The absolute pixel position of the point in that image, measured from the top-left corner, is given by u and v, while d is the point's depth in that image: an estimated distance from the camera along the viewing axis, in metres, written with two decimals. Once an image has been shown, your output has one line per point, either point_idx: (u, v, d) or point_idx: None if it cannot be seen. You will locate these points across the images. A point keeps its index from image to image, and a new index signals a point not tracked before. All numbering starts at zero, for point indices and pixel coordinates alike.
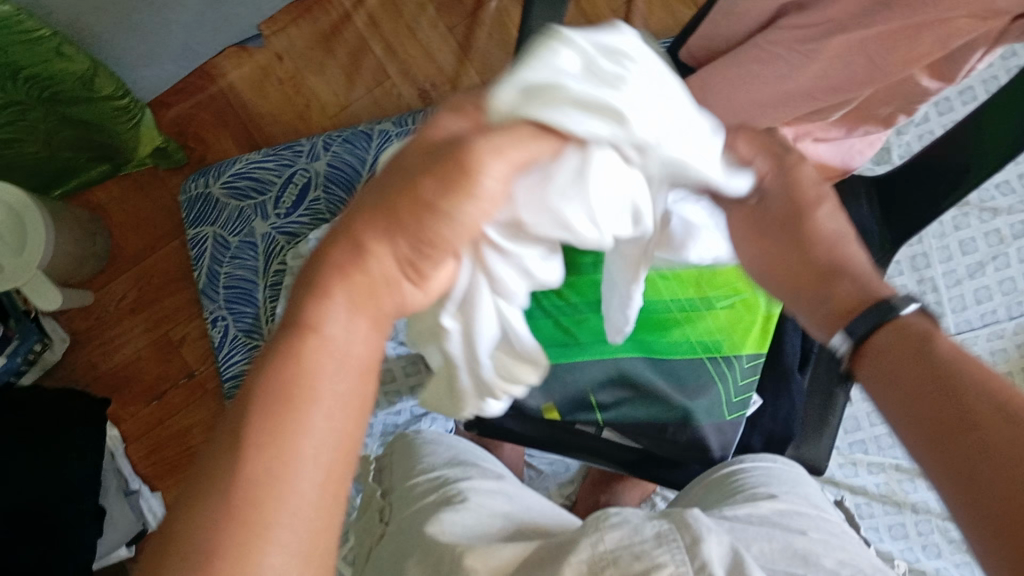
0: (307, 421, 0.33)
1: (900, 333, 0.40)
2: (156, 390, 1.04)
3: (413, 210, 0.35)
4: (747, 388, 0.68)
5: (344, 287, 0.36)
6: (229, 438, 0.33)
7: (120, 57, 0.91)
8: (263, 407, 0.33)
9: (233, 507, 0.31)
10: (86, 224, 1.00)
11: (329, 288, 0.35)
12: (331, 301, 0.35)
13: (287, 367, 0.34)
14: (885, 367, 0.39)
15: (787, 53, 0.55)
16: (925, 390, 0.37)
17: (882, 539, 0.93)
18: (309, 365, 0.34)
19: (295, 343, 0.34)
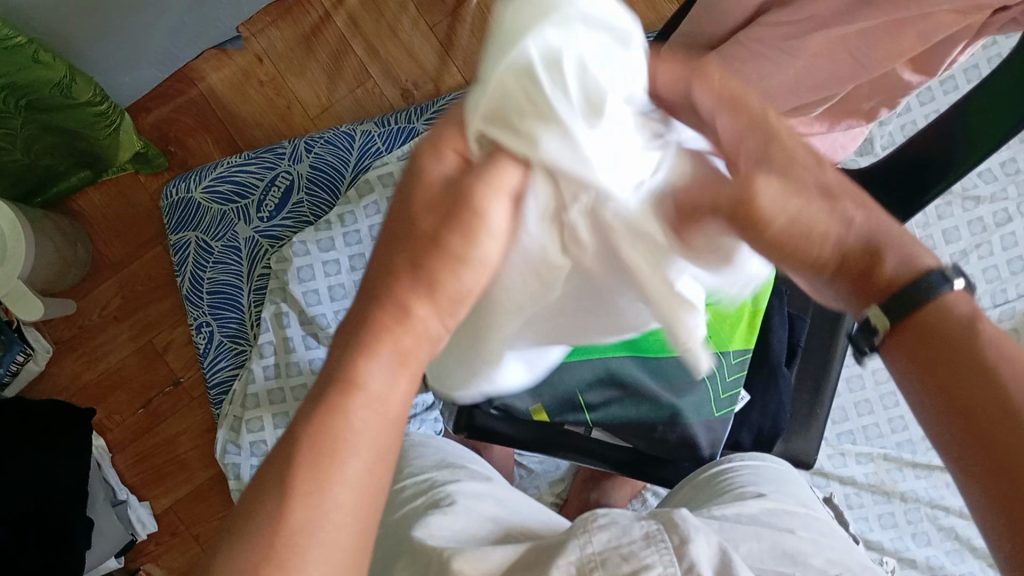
0: (346, 470, 0.34)
1: (943, 325, 0.36)
2: (142, 398, 1.03)
3: (441, 266, 0.35)
4: (735, 384, 0.69)
5: (391, 338, 0.35)
6: (275, 478, 0.34)
7: (96, 63, 0.90)
8: (305, 453, 0.34)
9: (274, 547, 0.33)
10: (67, 232, 0.99)
11: (375, 346, 0.35)
12: (378, 357, 0.35)
13: (323, 421, 0.34)
14: (922, 362, 0.36)
15: (769, 49, 0.55)
16: (984, 407, 0.34)
17: (870, 530, 0.93)
18: (351, 419, 0.34)
19: (341, 397, 0.34)
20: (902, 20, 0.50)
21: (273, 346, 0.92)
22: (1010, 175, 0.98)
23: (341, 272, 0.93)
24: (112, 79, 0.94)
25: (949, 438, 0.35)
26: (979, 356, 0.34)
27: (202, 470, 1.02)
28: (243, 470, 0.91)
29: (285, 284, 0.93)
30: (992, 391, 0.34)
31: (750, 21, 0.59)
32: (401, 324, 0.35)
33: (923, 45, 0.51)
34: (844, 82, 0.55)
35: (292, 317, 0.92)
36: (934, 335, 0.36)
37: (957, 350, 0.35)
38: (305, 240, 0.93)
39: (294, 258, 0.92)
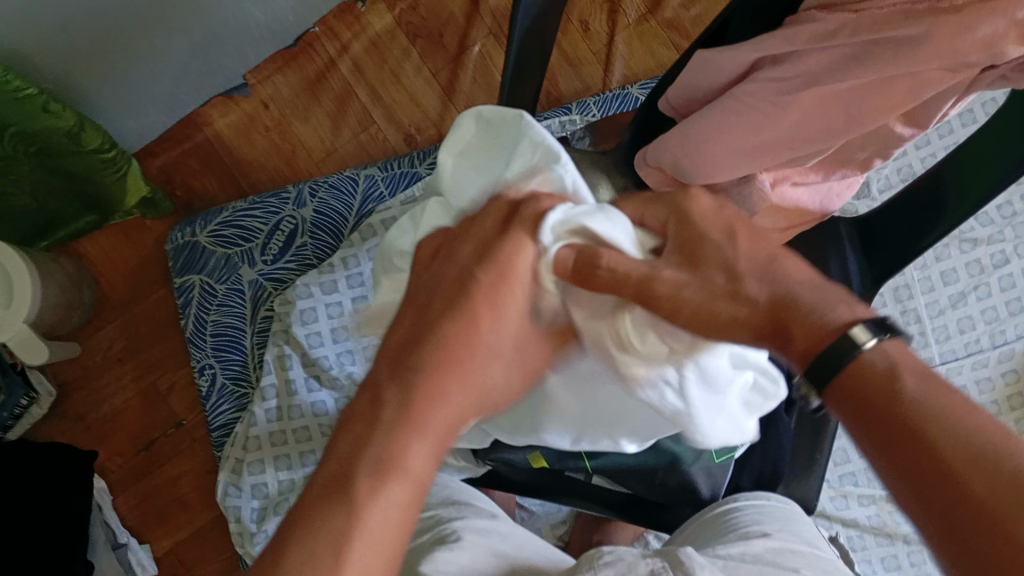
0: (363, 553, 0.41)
1: (866, 375, 0.41)
2: (144, 439, 1.04)
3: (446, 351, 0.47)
4: (733, 432, 0.68)
5: (421, 431, 0.45)
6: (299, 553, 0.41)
7: (105, 111, 0.91)
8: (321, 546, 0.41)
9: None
10: (73, 275, 1.00)
11: (409, 437, 0.44)
12: (410, 443, 0.44)
13: (365, 494, 0.42)
14: (858, 403, 0.41)
15: (763, 104, 0.57)
16: (903, 443, 0.39)
17: (874, 572, 0.94)
18: (368, 510, 0.42)
19: (377, 484, 0.43)
20: (893, 77, 0.52)
21: (275, 389, 0.92)
22: (1006, 218, 0.99)
23: (343, 313, 0.94)
24: (121, 125, 0.96)
25: (888, 473, 0.40)
26: (896, 399, 0.40)
27: (205, 511, 1.03)
28: (244, 513, 0.91)
29: (288, 326, 0.94)
30: (913, 423, 0.39)
31: (744, 75, 0.60)
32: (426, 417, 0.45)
33: (914, 101, 0.53)
34: (837, 135, 0.56)
35: (295, 359, 0.93)
36: (860, 387, 0.41)
37: (876, 391, 0.41)
38: (308, 282, 0.94)
39: (297, 300, 0.93)
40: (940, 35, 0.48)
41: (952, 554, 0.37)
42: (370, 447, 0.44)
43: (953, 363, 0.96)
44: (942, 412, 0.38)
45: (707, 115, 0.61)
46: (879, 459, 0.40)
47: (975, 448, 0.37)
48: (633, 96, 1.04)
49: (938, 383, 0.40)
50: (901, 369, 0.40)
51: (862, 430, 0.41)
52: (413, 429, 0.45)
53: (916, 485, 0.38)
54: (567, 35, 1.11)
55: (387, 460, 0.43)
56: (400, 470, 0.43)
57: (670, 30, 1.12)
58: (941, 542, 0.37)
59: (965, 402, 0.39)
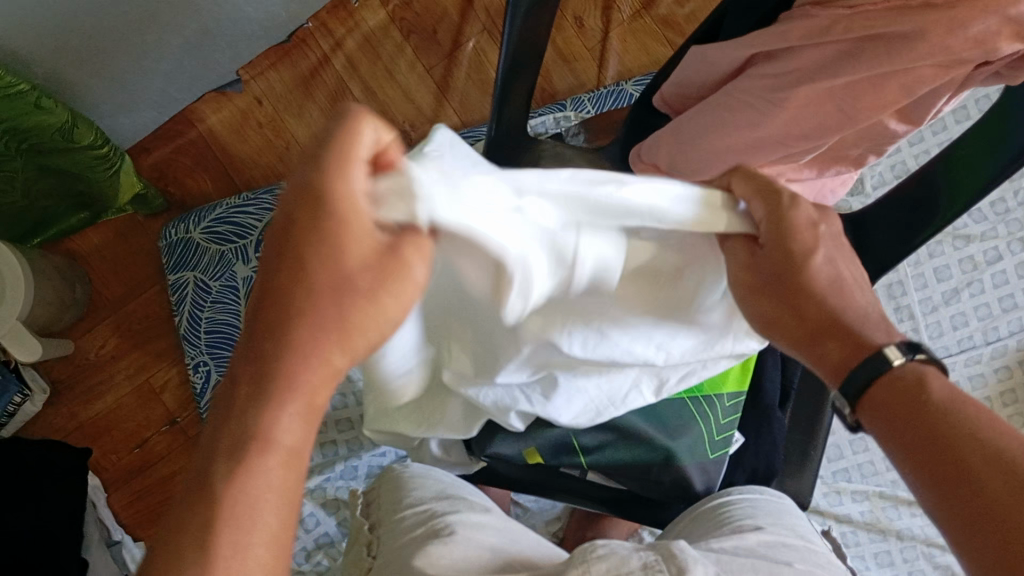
0: (254, 517, 0.39)
1: (899, 386, 0.43)
2: (138, 437, 1.04)
3: (357, 318, 0.38)
4: (729, 426, 0.69)
5: (295, 392, 0.39)
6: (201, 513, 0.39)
7: (97, 106, 0.91)
8: (217, 509, 0.39)
9: (212, 518, 0.39)
10: (65, 272, 0.99)
11: (282, 402, 0.39)
12: (282, 410, 0.39)
13: (226, 472, 0.39)
14: (891, 416, 0.43)
15: (758, 101, 0.57)
16: (936, 451, 0.41)
17: (867, 568, 0.94)
18: (259, 471, 0.39)
19: (253, 453, 0.39)
20: (887, 73, 0.52)
21: None
22: (999, 215, 0.99)
23: None
24: (113, 121, 0.95)
25: (916, 479, 0.42)
26: (929, 408, 0.42)
27: (199, 509, 1.03)
28: None
29: None
30: (944, 430, 0.41)
31: (739, 71, 0.60)
32: (303, 380, 0.39)
33: (907, 97, 0.53)
34: (831, 131, 0.56)
35: None
36: (895, 396, 0.43)
37: (909, 400, 0.43)
38: None
39: None
40: (934, 32, 0.48)
41: (967, 547, 0.39)
42: (246, 418, 0.39)
43: (946, 360, 0.97)
44: (967, 421, 0.41)
45: (701, 112, 0.61)
46: (907, 466, 0.42)
47: (1006, 455, 0.40)
48: (628, 93, 1.04)
49: (963, 394, 0.43)
50: (929, 381, 0.43)
51: (893, 439, 0.43)
52: (283, 388, 0.39)
53: (944, 487, 0.41)
54: (561, 32, 1.11)
55: (265, 431, 0.39)
56: (273, 441, 0.39)
57: (665, 27, 1.12)
58: (967, 547, 0.39)
59: (991, 415, 0.42)
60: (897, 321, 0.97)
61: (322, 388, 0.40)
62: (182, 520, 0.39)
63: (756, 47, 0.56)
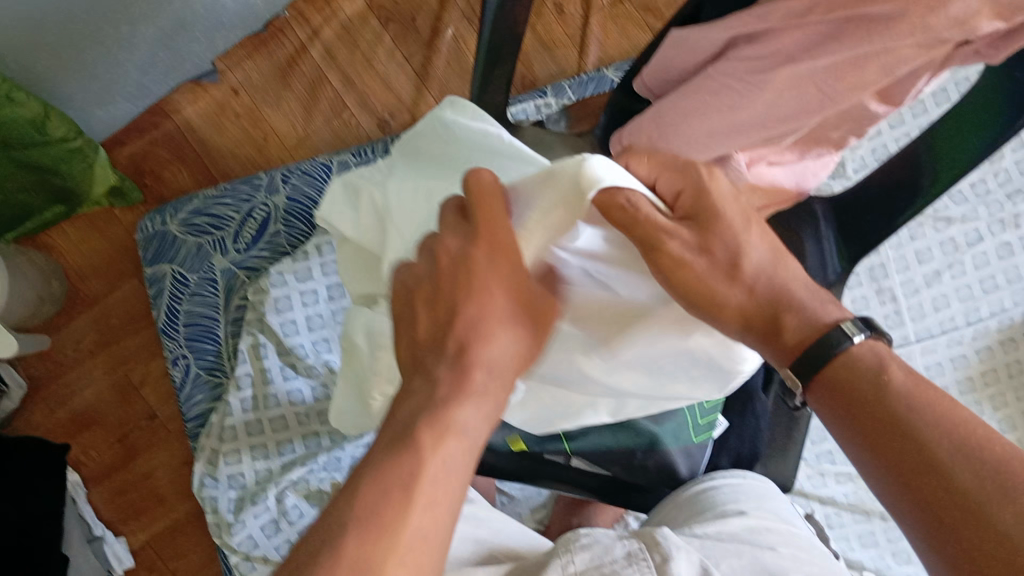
0: (416, 523, 0.41)
1: (857, 378, 0.45)
2: (119, 432, 1.03)
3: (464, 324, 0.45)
4: (712, 410, 0.68)
5: (462, 405, 0.44)
6: (354, 519, 0.41)
7: (70, 98, 0.89)
8: (388, 516, 0.40)
9: (365, 526, 0.40)
10: (41, 267, 0.98)
11: (441, 414, 0.43)
12: (466, 403, 0.44)
13: (383, 472, 0.42)
14: (840, 400, 0.46)
15: (740, 84, 0.57)
16: (891, 434, 0.43)
17: (851, 548, 0.95)
18: (428, 470, 0.42)
19: (425, 451, 0.42)
20: (868, 54, 0.51)
21: (250, 378, 0.91)
22: (979, 196, 1.00)
23: (317, 301, 0.93)
24: (88, 113, 0.94)
25: (876, 462, 0.44)
26: (883, 397, 0.44)
27: (183, 503, 1.02)
28: (221, 503, 0.89)
29: (262, 315, 0.92)
30: (896, 416, 0.43)
31: (719, 54, 0.60)
32: (462, 390, 0.44)
33: (888, 78, 0.53)
34: (813, 113, 0.56)
35: (269, 348, 0.92)
36: (848, 382, 0.45)
37: (862, 387, 0.45)
38: (282, 271, 0.93)
39: (271, 289, 0.92)
40: (915, 11, 0.48)
41: (916, 519, 0.42)
42: (416, 420, 0.43)
43: (927, 342, 0.97)
44: (924, 408, 0.43)
45: (682, 96, 0.60)
46: (860, 445, 0.45)
47: (967, 444, 0.41)
48: (609, 79, 1.04)
49: (920, 382, 0.45)
50: (890, 372, 0.45)
51: (842, 420, 0.46)
52: (464, 387, 0.44)
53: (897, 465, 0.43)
54: (541, 19, 1.10)
55: (443, 419, 0.43)
56: (450, 427, 0.43)
57: (645, 14, 1.12)
58: (921, 533, 0.42)
59: (952, 401, 0.44)
60: (879, 304, 0.98)
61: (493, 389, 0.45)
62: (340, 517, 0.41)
63: (736, 29, 0.56)
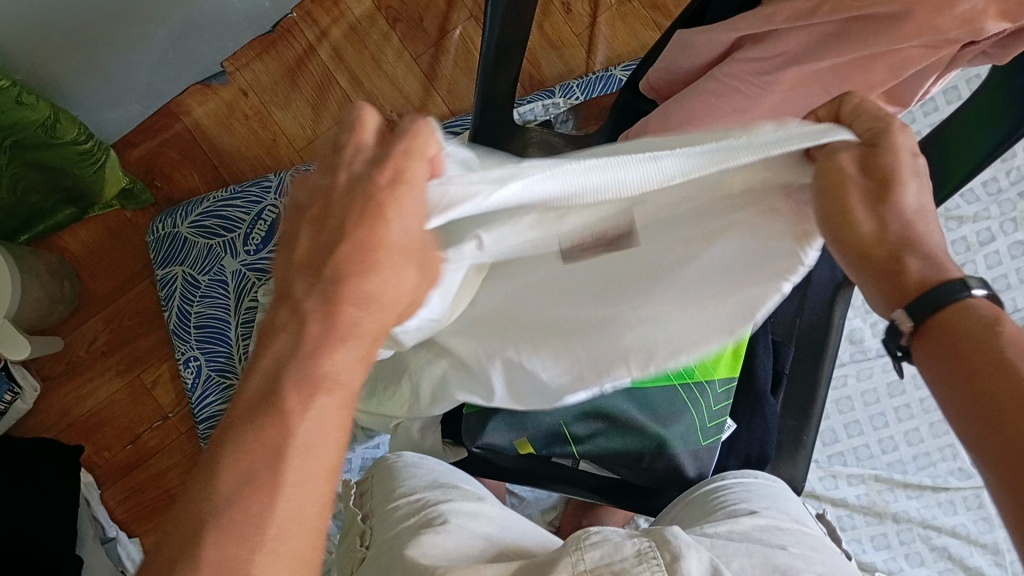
0: (299, 472, 0.38)
1: (965, 317, 0.39)
2: (131, 433, 1.03)
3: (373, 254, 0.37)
4: (721, 413, 0.68)
5: (355, 334, 0.39)
6: (236, 475, 0.37)
7: (82, 101, 0.90)
8: (251, 464, 0.38)
9: (242, 510, 0.37)
10: (54, 269, 0.99)
11: (334, 345, 0.38)
12: (337, 349, 0.38)
13: (282, 410, 0.38)
14: (947, 352, 0.39)
15: (746, 86, 0.55)
16: (997, 390, 0.37)
17: (864, 551, 0.94)
18: (307, 417, 0.38)
19: (302, 402, 0.38)
20: (874, 56, 0.51)
21: None
22: (991, 195, 0.99)
23: None
24: (99, 115, 0.94)
25: (969, 422, 0.38)
26: (996, 345, 0.38)
27: None
28: None
29: None
30: (1006, 367, 0.37)
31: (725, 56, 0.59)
32: (362, 324, 0.39)
33: (895, 78, 0.52)
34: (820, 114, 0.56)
35: None
36: (958, 329, 0.39)
37: (973, 337, 0.39)
38: None
39: None
40: (921, 12, 0.48)
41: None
42: (290, 367, 0.38)
43: None
44: None
45: (687, 99, 0.60)
46: (965, 398, 0.38)
47: None
48: (617, 79, 1.03)
49: None
50: (1002, 322, 0.39)
51: (947, 376, 0.39)
52: (345, 332, 0.38)
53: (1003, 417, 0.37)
54: (549, 19, 1.10)
55: (311, 374, 0.38)
56: (330, 381, 0.39)
57: (654, 11, 1.11)
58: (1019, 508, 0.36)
59: None
60: None
61: (371, 323, 0.39)
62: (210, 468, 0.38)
63: (741, 30, 0.55)
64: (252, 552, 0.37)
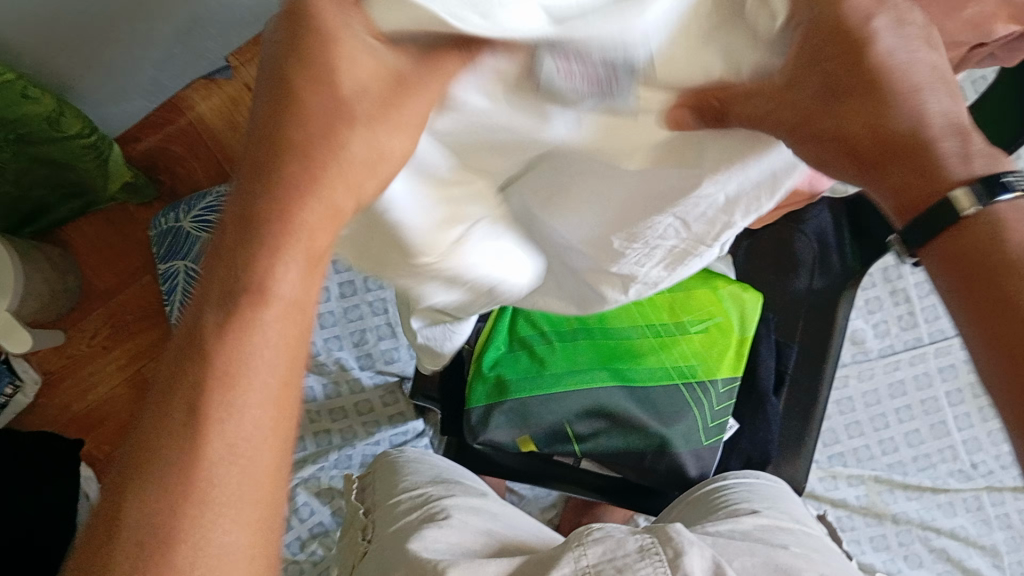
0: (249, 399, 0.35)
1: None
2: (132, 427, 1.03)
3: (326, 164, 0.32)
4: (723, 413, 0.69)
5: (301, 235, 0.33)
6: (180, 416, 0.34)
7: (85, 94, 0.90)
8: (196, 409, 0.34)
9: (191, 461, 0.34)
10: (57, 263, 0.99)
11: (283, 251, 0.33)
12: (282, 260, 0.33)
13: (234, 332, 0.34)
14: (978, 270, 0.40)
15: None
16: None
17: (864, 552, 0.94)
18: (262, 329, 0.34)
19: (254, 308, 0.34)
20: None
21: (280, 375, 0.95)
22: None
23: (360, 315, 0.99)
24: (102, 109, 0.94)
25: None
26: None
27: None
28: None
29: None
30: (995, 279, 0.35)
31: None
32: (309, 222, 0.33)
33: None
34: None
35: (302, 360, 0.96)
36: None
37: None
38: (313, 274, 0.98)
39: None
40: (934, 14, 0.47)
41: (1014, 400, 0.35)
42: (212, 279, 0.34)
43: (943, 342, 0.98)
44: None
45: None
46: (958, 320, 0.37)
47: None
48: None
49: None
50: (1007, 231, 0.35)
51: None
52: (278, 234, 0.33)
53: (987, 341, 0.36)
54: None
55: (259, 284, 0.33)
56: (267, 298, 0.34)
57: None
58: None
59: None
60: (893, 305, 0.99)
61: (325, 235, 0.33)
62: (160, 407, 0.35)
63: None
64: (193, 512, 0.34)
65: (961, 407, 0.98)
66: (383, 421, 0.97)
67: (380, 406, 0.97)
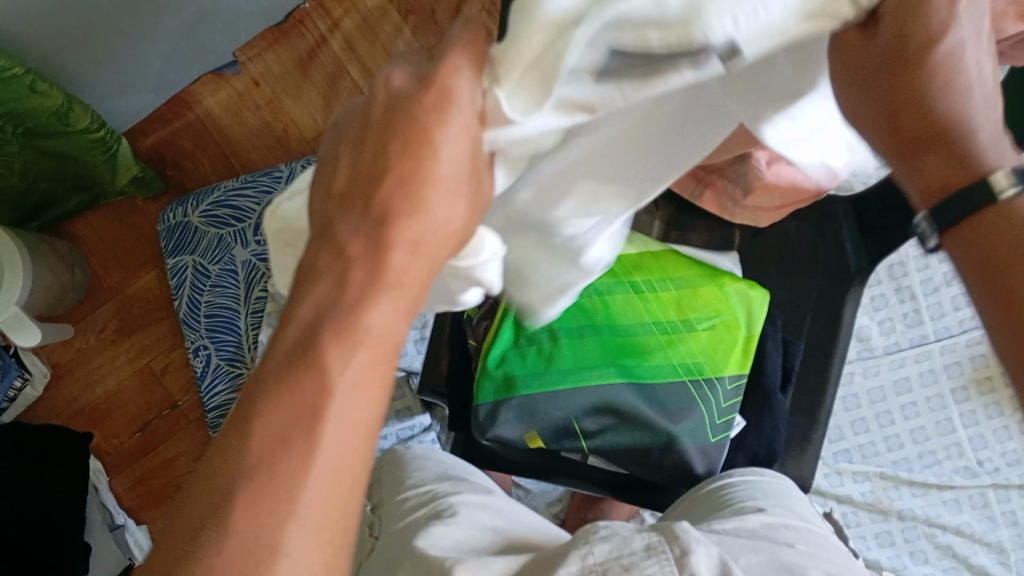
0: (338, 436, 0.34)
1: (989, 220, 0.39)
2: (139, 421, 1.04)
3: (398, 184, 0.35)
4: (730, 410, 0.69)
5: (396, 278, 0.35)
6: (261, 443, 0.34)
7: (91, 88, 0.90)
8: (281, 442, 0.34)
9: (271, 494, 0.33)
10: (64, 256, 0.99)
11: (379, 284, 0.35)
12: (378, 297, 0.35)
13: (325, 363, 0.34)
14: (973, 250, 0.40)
15: None
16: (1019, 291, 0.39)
17: (868, 548, 0.95)
18: (354, 362, 0.35)
19: (351, 340, 0.35)
20: None
21: None
22: None
23: None
24: (109, 104, 0.95)
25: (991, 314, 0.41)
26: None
27: None
28: None
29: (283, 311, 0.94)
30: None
31: None
32: (397, 259, 0.35)
33: None
34: None
35: None
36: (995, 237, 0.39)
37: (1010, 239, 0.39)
38: None
39: None
40: None
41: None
42: (322, 309, 0.35)
43: (948, 341, 0.98)
44: None
45: None
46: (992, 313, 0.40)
47: None
48: None
49: None
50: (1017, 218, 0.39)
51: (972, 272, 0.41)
52: (385, 273, 0.35)
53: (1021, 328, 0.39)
54: None
55: (352, 321, 0.35)
56: (369, 335, 0.35)
57: None
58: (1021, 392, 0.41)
59: None
60: (899, 302, 0.99)
61: (415, 273, 0.36)
62: (248, 420, 0.34)
63: None
64: (268, 547, 0.33)
65: (967, 404, 0.97)
66: (390, 416, 0.97)
67: (386, 400, 0.97)
